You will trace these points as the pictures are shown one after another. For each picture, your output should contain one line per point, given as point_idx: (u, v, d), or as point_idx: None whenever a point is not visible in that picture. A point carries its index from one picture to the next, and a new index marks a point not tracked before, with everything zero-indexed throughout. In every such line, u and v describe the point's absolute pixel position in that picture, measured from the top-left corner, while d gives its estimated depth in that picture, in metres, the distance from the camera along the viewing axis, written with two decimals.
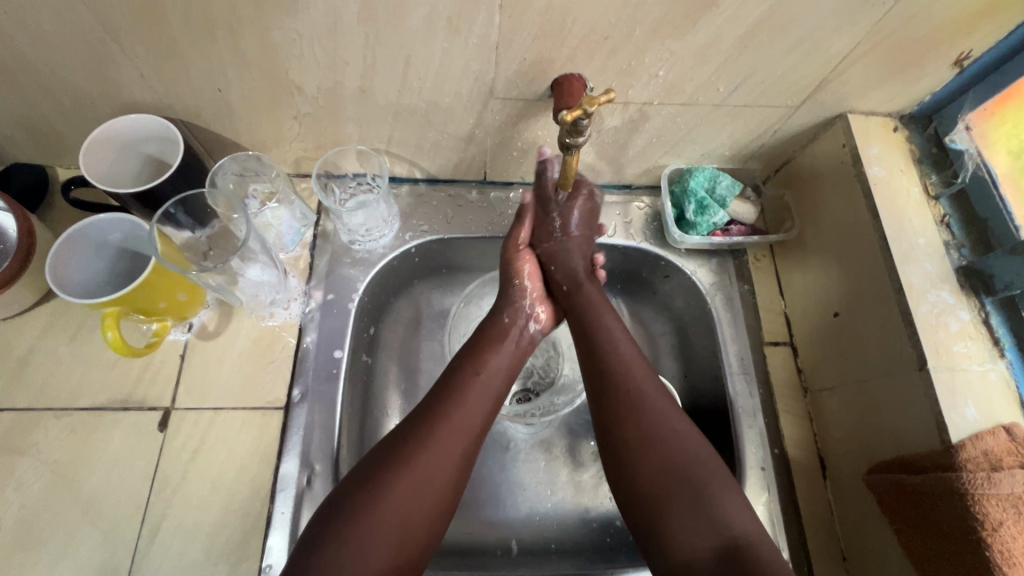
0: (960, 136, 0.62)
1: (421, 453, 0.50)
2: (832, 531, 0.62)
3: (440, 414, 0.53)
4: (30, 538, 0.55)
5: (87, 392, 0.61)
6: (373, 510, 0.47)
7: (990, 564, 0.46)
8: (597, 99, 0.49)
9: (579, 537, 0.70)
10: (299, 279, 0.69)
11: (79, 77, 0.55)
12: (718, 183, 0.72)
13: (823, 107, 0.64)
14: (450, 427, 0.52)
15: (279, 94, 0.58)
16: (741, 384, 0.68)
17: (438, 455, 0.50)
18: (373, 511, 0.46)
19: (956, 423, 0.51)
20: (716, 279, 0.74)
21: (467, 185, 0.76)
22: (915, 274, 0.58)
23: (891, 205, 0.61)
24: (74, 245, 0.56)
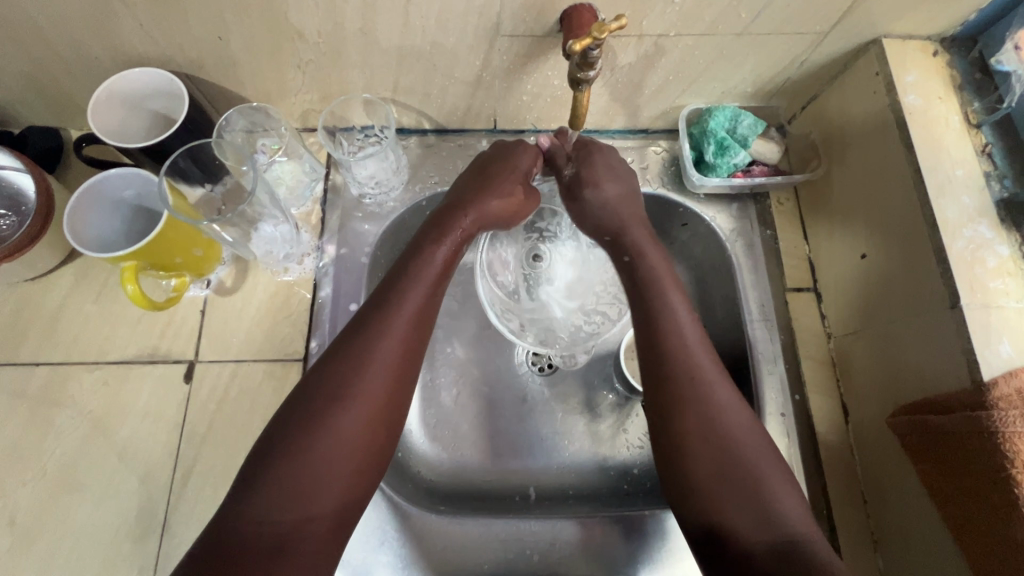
0: (1007, 57, 0.57)
1: (344, 371, 0.48)
2: (853, 475, 0.62)
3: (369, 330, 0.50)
4: (73, 481, 0.59)
5: (115, 347, 0.63)
6: (306, 439, 0.45)
7: (1018, 503, 0.44)
8: (607, 25, 0.45)
9: (597, 484, 0.71)
10: (312, 234, 0.69)
11: (79, 30, 0.54)
12: (739, 122, 0.68)
13: (855, 32, 0.59)
14: (375, 340, 0.50)
15: (280, 40, 0.57)
16: (762, 331, 0.66)
17: (363, 377, 0.48)
18: (306, 440, 0.45)
19: (989, 361, 0.49)
20: (736, 224, 0.71)
21: (476, 135, 0.74)
22: (951, 208, 0.54)
23: (927, 135, 0.57)
24: (89, 201, 0.57)
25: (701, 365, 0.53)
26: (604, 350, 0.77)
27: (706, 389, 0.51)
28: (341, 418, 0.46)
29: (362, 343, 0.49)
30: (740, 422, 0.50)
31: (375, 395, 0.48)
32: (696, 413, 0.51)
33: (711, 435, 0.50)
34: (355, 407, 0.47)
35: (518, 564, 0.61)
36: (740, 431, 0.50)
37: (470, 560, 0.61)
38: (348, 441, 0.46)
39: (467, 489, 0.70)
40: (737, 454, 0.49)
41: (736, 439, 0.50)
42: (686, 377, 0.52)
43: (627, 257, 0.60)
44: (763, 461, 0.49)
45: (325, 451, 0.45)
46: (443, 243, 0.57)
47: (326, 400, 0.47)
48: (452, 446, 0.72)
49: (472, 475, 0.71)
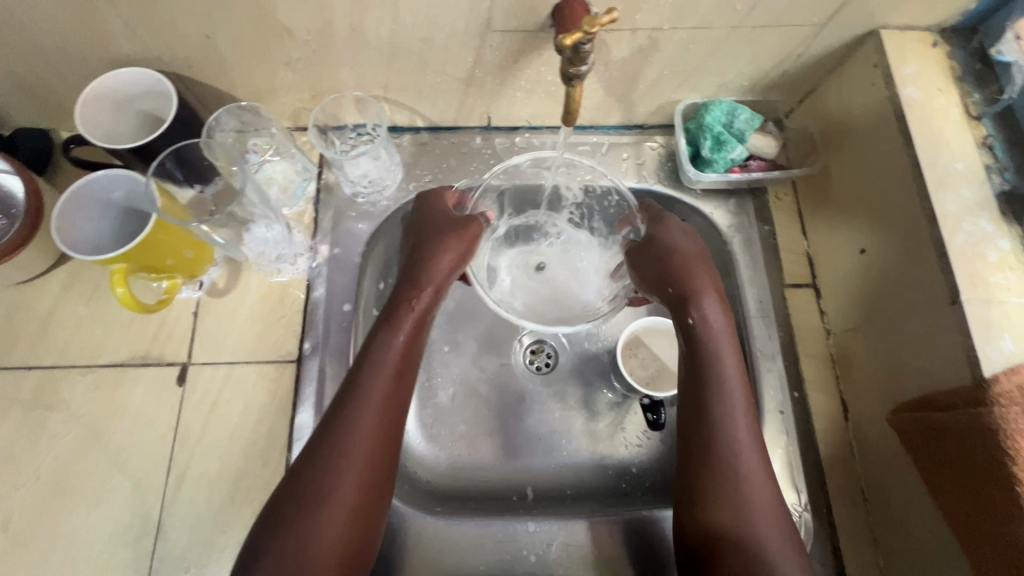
0: (1008, 47, 0.56)
1: (341, 443, 0.49)
2: (853, 472, 0.61)
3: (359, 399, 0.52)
4: (66, 485, 0.58)
5: (107, 350, 0.63)
6: (313, 512, 0.47)
7: (1021, 500, 0.44)
8: (598, 20, 0.45)
9: (595, 483, 0.71)
10: (305, 234, 0.68)
11: (65, 30, 0.53)
12: (736, 117, 0.67)
13: (852, 24, 0.58)
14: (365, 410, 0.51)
15: (268, 37, 0.56)
16: (761, 328, 0.66)
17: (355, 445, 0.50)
18: (312, 513, 0.47)
19: (991, 357, 0.48)
20: (734, 220, 0.70)
21: (470, 132, 0.73)
22: (951, 202, 0.54)
23: (926, 128, 0.56)
24: (77, 203, 0.57)
25: (740, 434, 0.53)
26: (601, 347, 0.77)
27: (731, 454, 0.52)
28: (339, 489, 0.48)
29: (351, 413, 0.51)
30: (763, 487, 0.51)
31: (363, 459, 0.50)
32: (722, 474, 0.51)
33: (731, 495, 0.51)
34: (349, 477, 0.49)
35: (514, 565, 0.60)
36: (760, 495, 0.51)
37: (467, 561, 0.60)
38: (349, 508, 0.48)
39: (465, 490, 0.69)
40: (751, 515, 0.50)
41: (751, 502, 0.51)
42: (713, 436, 0.53)
43: (691, 319, 0.56)
44: (770, 521, 0.50)
45: (328, 518, 0.47)
46: (413, 304, 0.58)
47: (321, 474, 0.48)
48: (450, 446, 0.71)
49: (469, 475, 0.70)
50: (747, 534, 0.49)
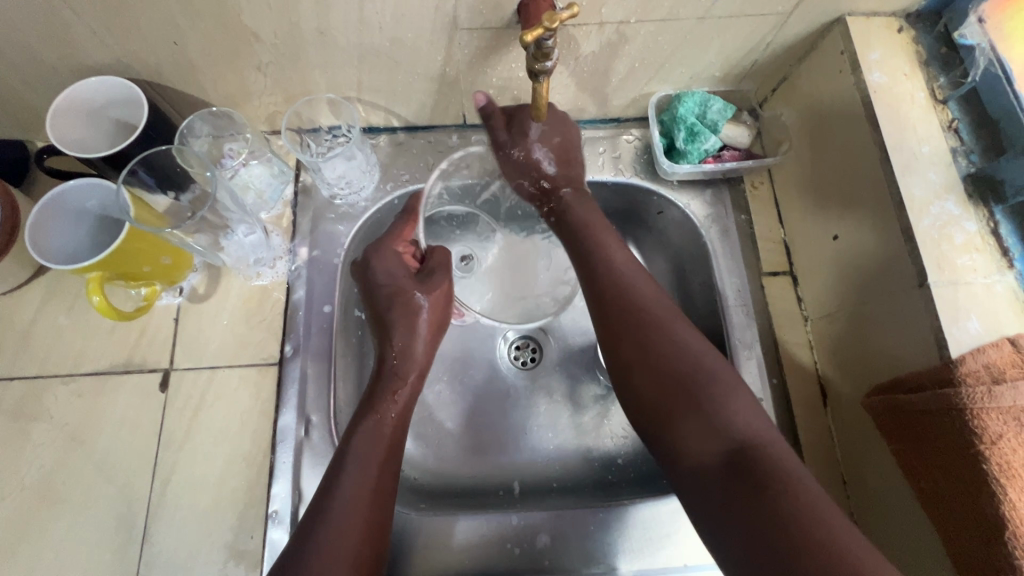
0: (971, 30, 0.57)
1: (360, 434, 0.54)
2: (832, 456, 0.62)
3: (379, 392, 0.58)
4: (52, 493, 0.59)
5: (90, 358, 0.63)
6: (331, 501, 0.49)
7: (988, 478, 0.44)
8: (558, 15, 0.45)
9: (581, 475, 0.71)
10: (283, 237, 0.69)
11: (34, 42, 0.53)
12: (709, 107, 0.68)
13: (818, 12, 0.59)
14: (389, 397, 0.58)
15: (237, 43, 0.56)
16: (739, 316, 0.66)
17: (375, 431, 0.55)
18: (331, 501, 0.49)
19: (957, 337, 0.49)
20: (710, 211, 0.71)
21: (446, 130, 0.73)
22: (918, 185, 0.54)
23: (893, 113, 0.57)
24: (51, 214, 0.57)
25: (648, 305, 0.55)
26: (585, 342, 0.77)
27: (646, 321, 0.54)
28: (355, 470, 0.51)
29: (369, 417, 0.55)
30: (688, 342, 0.52)
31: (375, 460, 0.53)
32: (642, 335, 0.53)
33: (654, 360, 0.52)
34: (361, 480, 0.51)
35: (500, 559, 0.61)
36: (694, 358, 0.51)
37: (451, 557, 0.61)
38: (363, 499, 0.50)
39: (451, 485, 0.70)
40: (691, 367, 0.50)
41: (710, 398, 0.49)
42: (617, 299, 0.56)
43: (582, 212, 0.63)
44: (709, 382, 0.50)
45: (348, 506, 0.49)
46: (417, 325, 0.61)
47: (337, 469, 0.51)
48: (436, 443, 0.72)
49: (455, 471, 0.71)
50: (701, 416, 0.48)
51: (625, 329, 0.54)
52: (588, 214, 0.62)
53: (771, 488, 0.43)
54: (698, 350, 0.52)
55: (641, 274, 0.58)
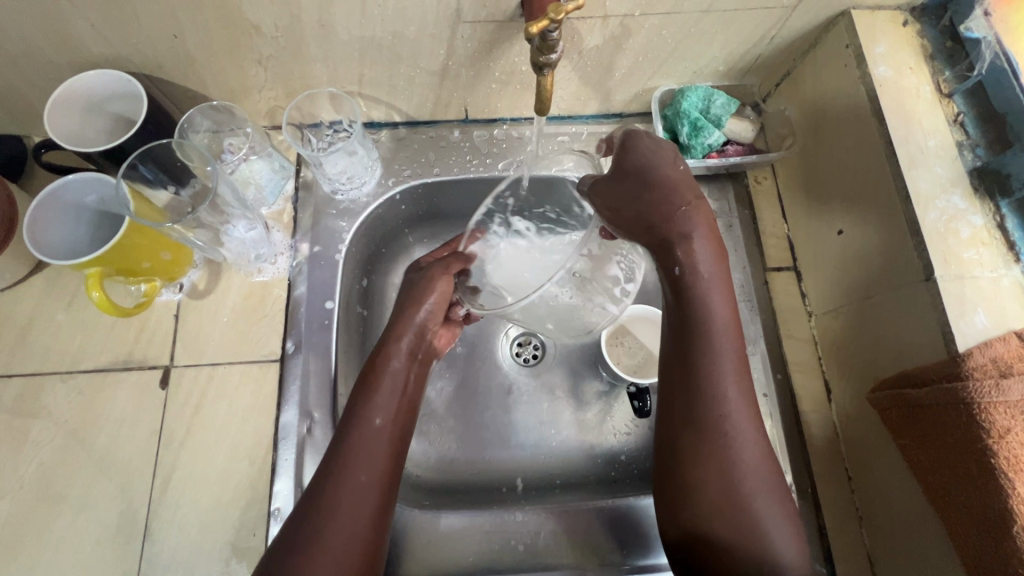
0: (977, 24, 0.57)
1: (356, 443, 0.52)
2: (837, 451, 0.62)
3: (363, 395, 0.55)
4: (52, 492, 0.58)
5: (88, 355, 0.62)
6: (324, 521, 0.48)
7: (996, 471, 0.44)
8: (563, 6, 0.44)
9: (584, 471, 0.71)
10: (284, 233, 0.68)
11: (31, 34, 0.53)
12: (712, 102, 0.67)
13: (823, 5, 0.58)
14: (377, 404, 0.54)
15: (237, 36, 0.56)
16: (743, 311, 0.66)
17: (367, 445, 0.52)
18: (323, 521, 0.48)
19: (964, 331, 0.49)
20: (714, 206, 0.71)
21: (448, 125, 0.73)
22: (924, 179, 0.54)
23: (899, 106, 0.56)
24: (50, 208, 0.57)
25: (730, 398, 0.50)
26: (588, 338, 0.77)
27: (717, 386, 0.50)
28: (355, 485, 0.50)
29: (360, 407, 0.54)
30: (753, 463, 0.49)
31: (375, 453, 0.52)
32: (708, 438, 0.49)
33: (716, 441, 0.49)
34: (361, 476, 0.50)
35: (503, 555, 0.60)
36: (760, 487, 0.49)
37: (454, 554, 0.60)
38: (367, 487, 0.50)
39: (454, 483, 0.69)
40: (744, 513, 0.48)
41: (756, 502, 0.48)
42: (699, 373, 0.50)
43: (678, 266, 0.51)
44: (763, 491, 0.49)
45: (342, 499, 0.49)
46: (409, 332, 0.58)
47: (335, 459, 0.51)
48: (438, 440, 0.71)
49: (458, 469, 0.70)
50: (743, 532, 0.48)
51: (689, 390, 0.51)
52: (709, 262, 0.52)
53: None
54: (763, 473, 0.49)
55: (732, 336, 0.51)
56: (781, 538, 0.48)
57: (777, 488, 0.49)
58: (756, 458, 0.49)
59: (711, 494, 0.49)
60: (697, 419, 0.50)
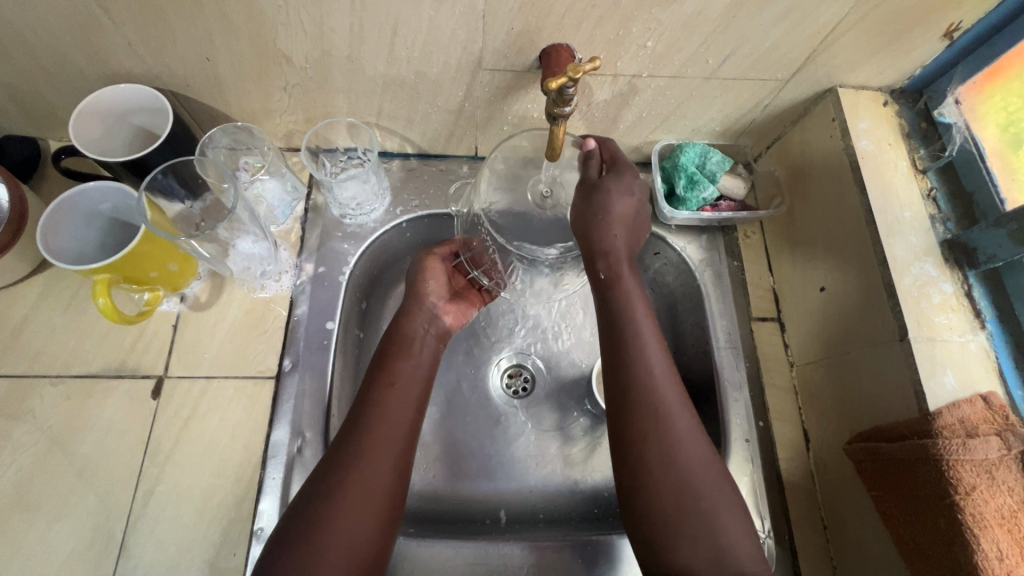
0: (949, 110, 0.62)
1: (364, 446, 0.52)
2: (813, 499, 0.64)
3: (377, 398, 0.56)
4: (28, 499, 0.57)
5: (81, 360, 0.62)
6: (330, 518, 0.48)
7: (962, 527, 0.47)
8: (582, 66, 0.48)
9: (567, 507, 0.71)
10: (291, 252, 0.69)
11: (67, 46, 0.54)
12: (708, 159, 0.72)
13: (814, 81, 0.64)
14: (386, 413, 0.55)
15: (268, 64, 0.58)
16: (728, 358, 0.69)
17: (377, 453, 0.52)
18: (328, 519, 0.48)
19: (935, 391, 0.52)
20: (705, 255, 0.74)
21: (458, 161, 0.76)
22: (900, 246, 0.58)
23: (879, 178, 0.61)
24: (66, 213, 0.58)
25: (658, 378, 0.54)
26: (578, 374, 0.79)
27: (643, 351, 0.55)
28: (353, 488, 0.50)
29: (362, 440, 0.53)
30: (686, 442, 0.52)
31: (375, 482, 0.51)
32: (643, 418, 0.53)
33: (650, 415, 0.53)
34: (354, 512, 0.49)
35: None
36: (688, 449, 0.52)
37: None
38: (354, 528, 0.49)
39: (438, 512, 0.69)
40: (684, 490, 0.51)
41: (691, 475, 0.51)
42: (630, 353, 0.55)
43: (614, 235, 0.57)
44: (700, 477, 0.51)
45: (334, 531, 0.48)
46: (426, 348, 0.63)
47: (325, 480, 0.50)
48: (425, 468, 0.72)
49: (441, 498, 0.70)
50: (680, 501, 0.50)
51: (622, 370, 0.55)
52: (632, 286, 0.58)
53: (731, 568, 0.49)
54: (702, 465, 0.52)
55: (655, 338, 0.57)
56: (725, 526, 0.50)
57: (715, 480, 0.52)
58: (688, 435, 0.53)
59: (649, 469, 0.51)
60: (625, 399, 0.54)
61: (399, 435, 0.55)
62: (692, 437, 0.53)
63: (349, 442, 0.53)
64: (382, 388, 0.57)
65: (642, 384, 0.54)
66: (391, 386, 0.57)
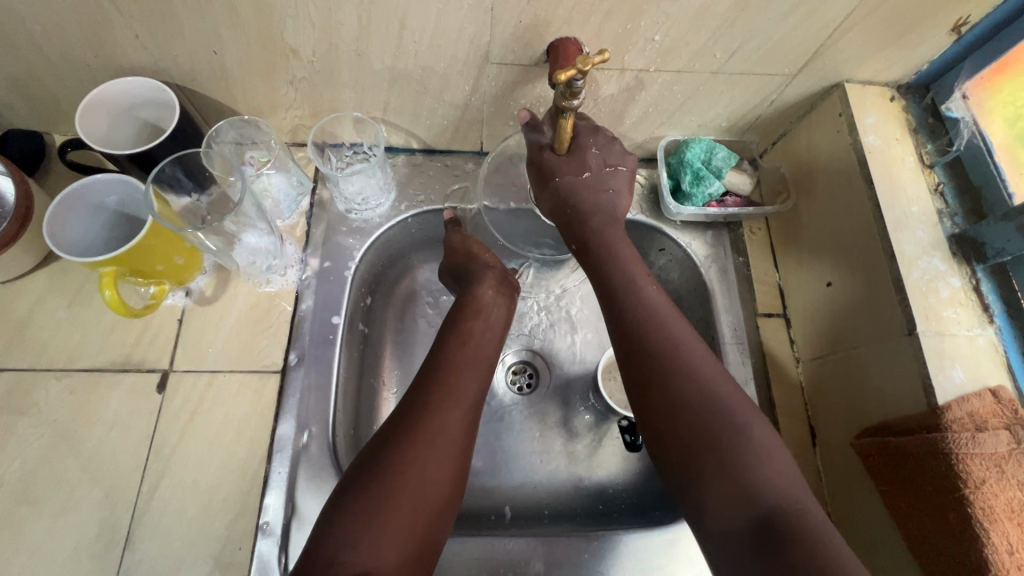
0: (956, 105, 0.62)
1: (440, 404, 0.53)
2: (820, 495, 0.63)
3: (448, 359, 0.58)
4: (34, 492, 0.56)
5: (86, 354, 0.62)
6: (402, 470, 0.49)
7: (972, 521, 0.46)
8: (591, 59, 0.47)
9: (572, 502, 0.71)
10: (296, 247, 0.69)
11: (74, 38, 0.54)
12: (715, 154, 0.71)
13: (821, 75, 0.64)
14: (457, 371, 0.57)
15: (275, 58, 0.58)
16: (735, 353, 0.69)
17: (445, 411, 0.53)
18: (400, 470, 0.48)
19: (944, 386, 0.52)
20: (710, 251, 0.74)
21: (463, 156, 0.76)
22: (907, 241, 0.58)
23: (886, 172, 0.61)
24: (71, 206, 0.58)
25: (661, 313, 0.54)
26: (581, 371, 0.78)
27: (634, 292, 0.55)
28: (427, 443, 0.51)
29: (429, 400, 0.54)
30: (708, 368, 0.50)
31: (447, 438, 0.52)
32: (651, 333, 0.52)
33: (655, 328, 0.53)
34: (428, 463, 0.50)
35: None
36: (703, 359, 0.51)
37: None
38: (427, 484, 0.49)
39: None
40: (704, 393, 0.49)
41: (711, 381, 0.50)
42: (625, 292, 0.55)
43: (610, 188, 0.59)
44: (724, 386, 0.49)
45: (403, 481, 0.48)
46: (480, 316, 0.63)
47: (391, 436, 0.51)
48: None
49: None
50: (703, 402, 0.48)
51: (625, 298, 0.55)
52: (619, 242, 0.58)
53: (781, 517, 0.43)
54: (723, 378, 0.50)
55: (661, 295, 0.56)
56: (765, 453, 0.46)
57: (743, 400, 0.49)
58: (712, 367, 0.51)
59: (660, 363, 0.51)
60: (631, 325, 0.53)
61: (470, 396, 0.56)
62: (711, 363, 0.51)
63: (418, 399, 0.54)
64: (448, 356, 0.58)
65: (647, 322, 0.53)
66: (459, 351, 0.59)
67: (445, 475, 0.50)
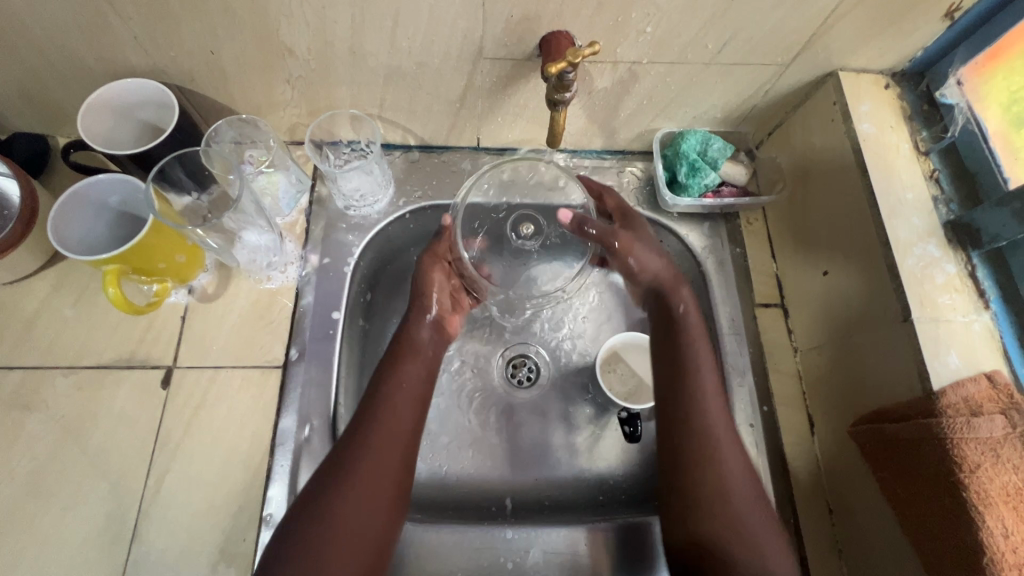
0: (951, 91, 0.62)
1: (374, 444, 0.54)
2: (818, 484, 0.63)
3: (382, 396, 0.57)
4: (43, 487, 0.58)
5: (91, 352, 0.63)
6: (336, 518, 0.49)
7: (967, 505, 0.46)
8: (580, 52, 0.48)
9: (573, 494, 0.72)
10: (296, 244, 0.70)
11: (75, 41, 0.55)
12: (710, 146, 0.72)
13: (815, 64, 0.63)
14: (393, 411, 0.56)
15: (271, 56, 0.59)
16: (732, 344, 0.69)
17: (381, 455, 0.53)
18: (334, 518, 0.49)
19: (939, 371, 0.52)
20: (707, 242, 0.74)
21: (459, 152, 0.76)
22: (902, 229, 0.58)
23: (881, 160, 0.61)
24: (74, 205, 0.59)
25: (706, 388, 0.59)
26: (580, 364, 0.79)
27: (693, 351, 0.61)
28: (362, 490, 0.51)
29: (366, 441, 0.54)
30: (741, 474, 0.55)
31: (378, 479, 0.52)
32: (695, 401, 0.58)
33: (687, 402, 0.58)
34: (359, 507, 0.51)
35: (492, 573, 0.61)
36: (734, 457, 0.56)
37: (448, 567, 0.61)
38: (358, 531, 0.50)
39: (442, 500, 0.70)
40: (722, 482, 0.54)
41: (730, 476, 0.55)
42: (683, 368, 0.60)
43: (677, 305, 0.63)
44: (739, 475, 0.55)
45: (335, 531, 0.49)
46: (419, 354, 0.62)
47: (328, 478, 0.52)
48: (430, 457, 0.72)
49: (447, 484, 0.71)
50: (721, 497, 0.54)
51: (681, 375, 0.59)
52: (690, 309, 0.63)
53: None
54: (740, 470, 0.56)
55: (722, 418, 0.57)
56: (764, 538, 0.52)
57: (756, 497, 0.54)
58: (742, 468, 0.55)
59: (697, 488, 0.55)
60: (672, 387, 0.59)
61: (403, 435, 0.56)
62: (737, 452, 0.56)
63: (355, 438, 0.54)
64: (387, 393, 0.58)
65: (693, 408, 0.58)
66: (395, 386, 0.58)
67: (381, 521, 0.51)
